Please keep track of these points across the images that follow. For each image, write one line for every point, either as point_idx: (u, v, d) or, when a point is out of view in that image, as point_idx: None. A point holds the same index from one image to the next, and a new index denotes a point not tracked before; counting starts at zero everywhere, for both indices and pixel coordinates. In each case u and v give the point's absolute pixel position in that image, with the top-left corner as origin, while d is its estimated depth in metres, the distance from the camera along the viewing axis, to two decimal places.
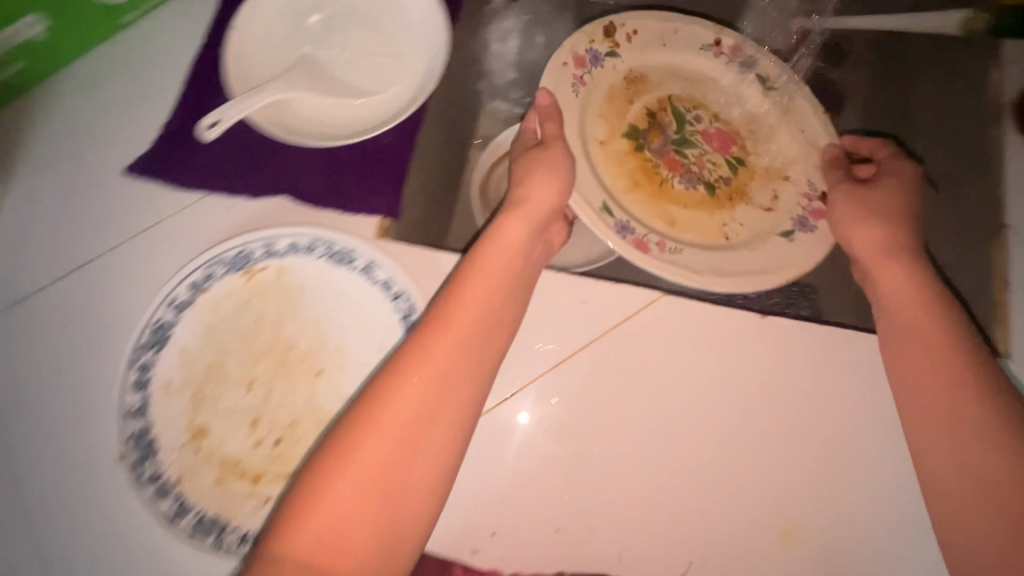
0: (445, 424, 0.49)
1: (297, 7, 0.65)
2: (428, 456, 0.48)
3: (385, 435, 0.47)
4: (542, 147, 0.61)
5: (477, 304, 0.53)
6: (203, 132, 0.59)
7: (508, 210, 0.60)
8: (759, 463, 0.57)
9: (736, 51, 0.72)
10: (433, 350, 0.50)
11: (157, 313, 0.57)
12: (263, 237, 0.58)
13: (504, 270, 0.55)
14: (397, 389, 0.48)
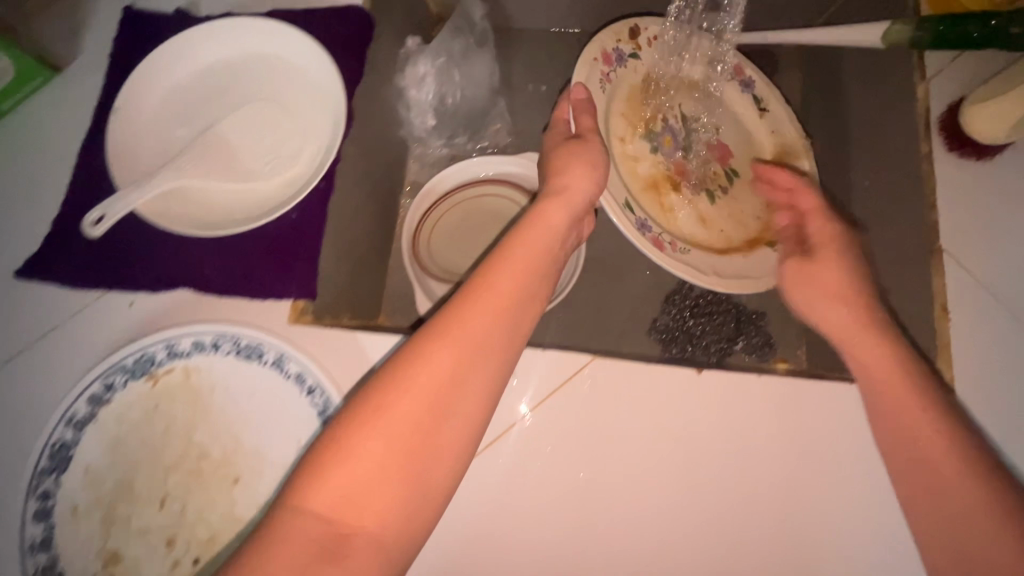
0: (477, 398, 0.46)
1: (187, 83, 0.61)
2: (450, 433, 0.45)
3: (415, 400, 0.44)
4: (579, 140, 0.60)
5: (517, 278, 0.50)
6: (89, 229, 0.53)
7: (544, 196, 0.58)
8: (707, 526, 0.54)
9: (740, 71, 0.72)
10: (474, 315, 0.47)
11: (55, 434, 0.52)
12: (163, 338, 0.55)
13: (539, 253, 0.54)
14: (435, 351, 0.45)
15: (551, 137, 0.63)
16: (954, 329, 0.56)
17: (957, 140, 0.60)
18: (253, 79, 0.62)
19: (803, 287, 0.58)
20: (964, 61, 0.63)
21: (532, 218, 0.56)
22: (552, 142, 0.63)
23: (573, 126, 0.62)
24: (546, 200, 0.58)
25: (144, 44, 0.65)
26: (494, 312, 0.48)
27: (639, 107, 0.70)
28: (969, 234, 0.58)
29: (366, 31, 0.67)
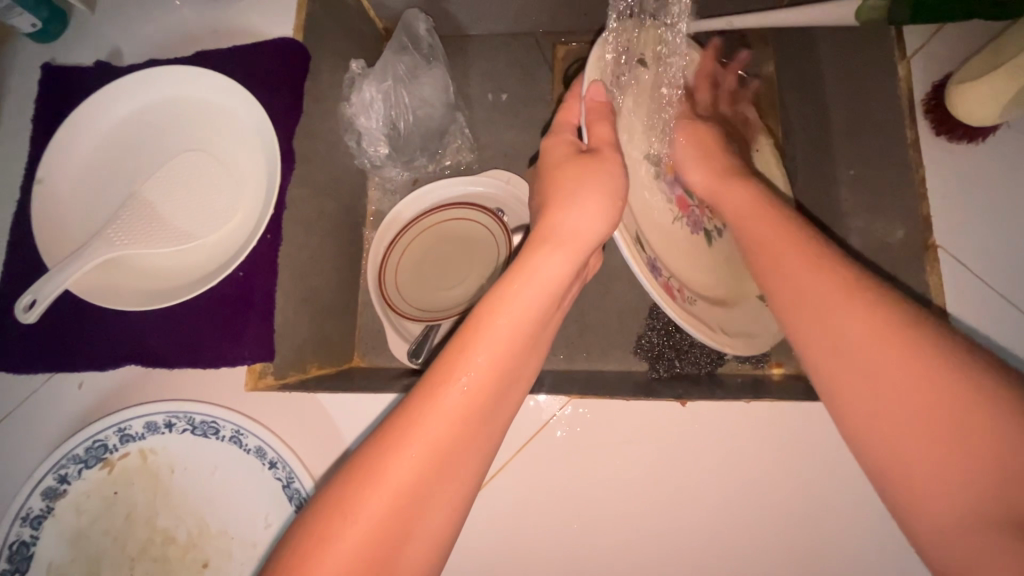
0: (442, 517, 0.38)
1: (116, 144, 0.57)
2: (417, 547, 0.37)
3: (365, 532, 0.35)
4: (591, 157, 0.46)
5: (494, 361, 0.40)
6: (23, 314, 0.48)
7: (535, 240, 0.46)
8: (700, 562, 0.52)
9: (738, 101, 0.64)
10: (439, 415, 0.38)
11: (13, 534, 0.50)
12: (114, 422, 0.52)
13: (530, 318, 0.42)
14: (389, 466, 0.36)
15: (554, 147, 0.50)
16: (957, 332, 0.51)
17: (944, 125, 0.55)
18: (186, 132, 0.58)
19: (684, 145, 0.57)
20: (948, 33, 0.57)
21: (520, 268, 0.43)
22: (556, 158, 0.49)
23: (583, 136, 0.48)
24: (540, 241, 0.45)
25: (67, 105, 0.61)
26: (463, 411, 0.39)
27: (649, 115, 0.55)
28: (966, 227, 0.54)
29: (301, 62, 0.62)
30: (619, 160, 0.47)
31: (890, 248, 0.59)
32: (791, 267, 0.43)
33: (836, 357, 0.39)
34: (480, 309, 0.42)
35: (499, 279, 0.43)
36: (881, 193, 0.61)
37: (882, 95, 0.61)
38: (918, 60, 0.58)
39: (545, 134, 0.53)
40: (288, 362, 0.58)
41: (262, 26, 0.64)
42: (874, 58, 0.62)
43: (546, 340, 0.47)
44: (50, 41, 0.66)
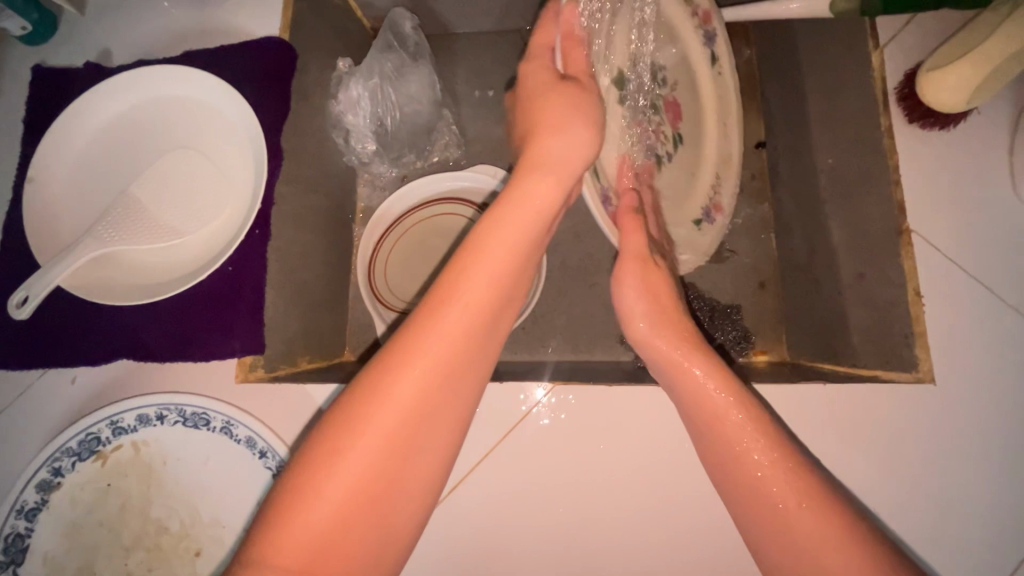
0: (446, 433, 0.40)
1: (107, 142, 0.58)
2: (425, 456, 0.39)
3: (377, 442, 0.36)
4: (568, 86, 0.47)
5: (493, 282, 0.42)
6: (15, 310, 0.49)
7: (523, 168, 0.46)
8: (683, 542, 0.53)
9: (709, 20, 0.64)
10: (439, 335, 0.39)
11: (8, 526, 0.51)
12: (106, 415, 0.53)
13: (523, 244, 0.44)
14: (397, 379, 0.38)
15: (531, 74, 0.50)
16: (930, 313, 0.53)
17: (918, 112, 0.56)
18: (174, 130, 0.59)
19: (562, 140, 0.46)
20: (919, 25, 0.59)
21: (514, 195, 0.44)
22: (534, 86, 0.49)
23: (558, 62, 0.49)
24: (531, 166, 0.46)
25: (58, 105, 0.62)
26: (463, 329, 0.40)
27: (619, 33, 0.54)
28: (941, 211, 0.55)
29: (289, 61, 0.63)
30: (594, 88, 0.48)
31: (869, 237, 0.58)
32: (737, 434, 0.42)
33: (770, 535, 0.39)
34: (475, 236, 0.43)
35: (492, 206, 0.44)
36: (856, 181, 0.60)
37: (863, 81, 0.60)
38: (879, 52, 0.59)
39: (522, 57, 0.52)
40: (283, 362, 0.60)
41: (249, 26, 0.65)
42: (848, 52, 0.62)
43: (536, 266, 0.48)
44: (40, 43, 0.67)
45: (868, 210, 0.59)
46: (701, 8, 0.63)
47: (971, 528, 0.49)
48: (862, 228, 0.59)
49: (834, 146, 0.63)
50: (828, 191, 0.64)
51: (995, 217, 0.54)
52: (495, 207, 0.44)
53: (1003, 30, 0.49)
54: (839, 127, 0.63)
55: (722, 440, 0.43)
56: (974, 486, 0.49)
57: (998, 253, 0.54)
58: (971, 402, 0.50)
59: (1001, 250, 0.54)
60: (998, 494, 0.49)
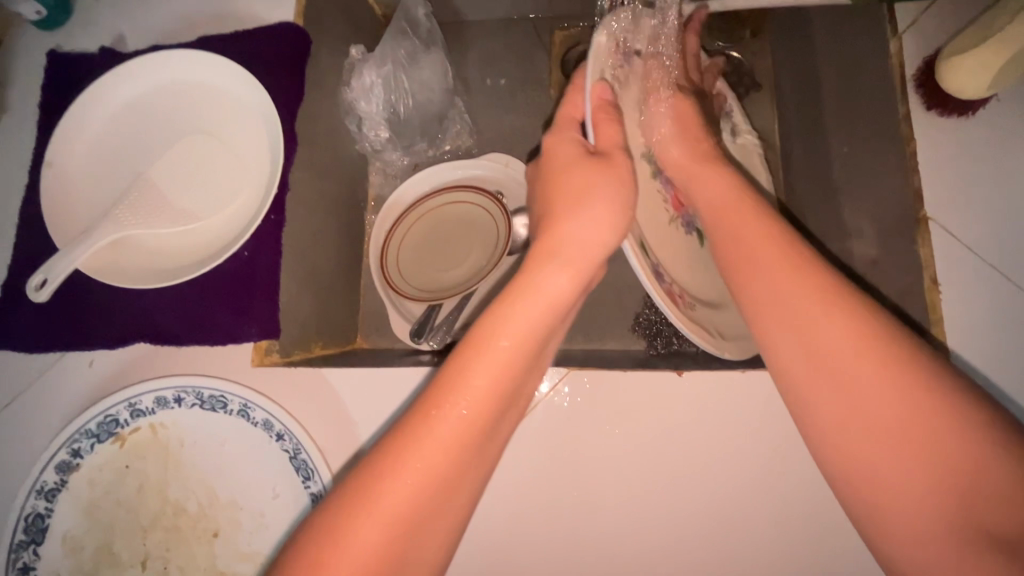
0: (436, 541, 0.39)
1: (123, 127, 0.58)
2: (421, 557, 0.38)
3: (360, 559, 0.36)
4: (600, 162, 0.47)
5: (494, 386, 0.40)
6: (35, 293, 0.50)
7: (533, 256, 0.45)
8: (699, 523, 0.53)
9: (723, 96, 0.69)
10: (438, 440, 0.38)
11: (28, 506, 0.51)
12: (124, 397, 0.53)
13: (532, 342, 0.42)
14: (387, 490, 0.37)
15: (558, 145, 0.51)
16: (947, 300, 0.52)
17: (935, 98, 0.56)
18: (189, 116, 0.59)
19: (576, 225, 0.46)
20: (938, 11, 0.59)
21: (520, 287, 0.43)
22: (560, 159, 0.50)
23: (589, 137, 0.49)
24: (546, 255, 0.45)
25: (73, 90, 0.62)
26: (463, 433, 0.39)
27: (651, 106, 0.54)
28: (958, 200, 0.55)
29: (303, 45, 0.63)
30: (626, 165, 0.47)
31: (887, 226, 0.59)
32: (838, 352, 0.37)
33: (846, 422, 0.36)
34: (481, 332, 0.41)
35: (500, 299, 0.43)
36: (873, 170, 0.61)
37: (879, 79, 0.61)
38: (897, 40, 0.59)
39: (549, 129, 0.53)
40: (297, 346, 0.61)
41: (263, 11, 0.65)
42: (852, 57, 0.64)
43: (548, 351, 0.47)
44: (55, 29, 0.67)
45: (890, 210, 0.59)
46: (716, 86, 0.68)
47: None
48: (879, 217, 0.60)
49: (856, 135, 0.63)
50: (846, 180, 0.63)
51: (1014, 201, 0.54)
52: (503, 298, 0.43)
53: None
54: (855, 123, 0.63)
55: (764, 266, 0.42)
56: None
57: (1016, 241, 0.53)
58: (988, 384, 0.50)
59: (1018, 239, 0.53)
60: None
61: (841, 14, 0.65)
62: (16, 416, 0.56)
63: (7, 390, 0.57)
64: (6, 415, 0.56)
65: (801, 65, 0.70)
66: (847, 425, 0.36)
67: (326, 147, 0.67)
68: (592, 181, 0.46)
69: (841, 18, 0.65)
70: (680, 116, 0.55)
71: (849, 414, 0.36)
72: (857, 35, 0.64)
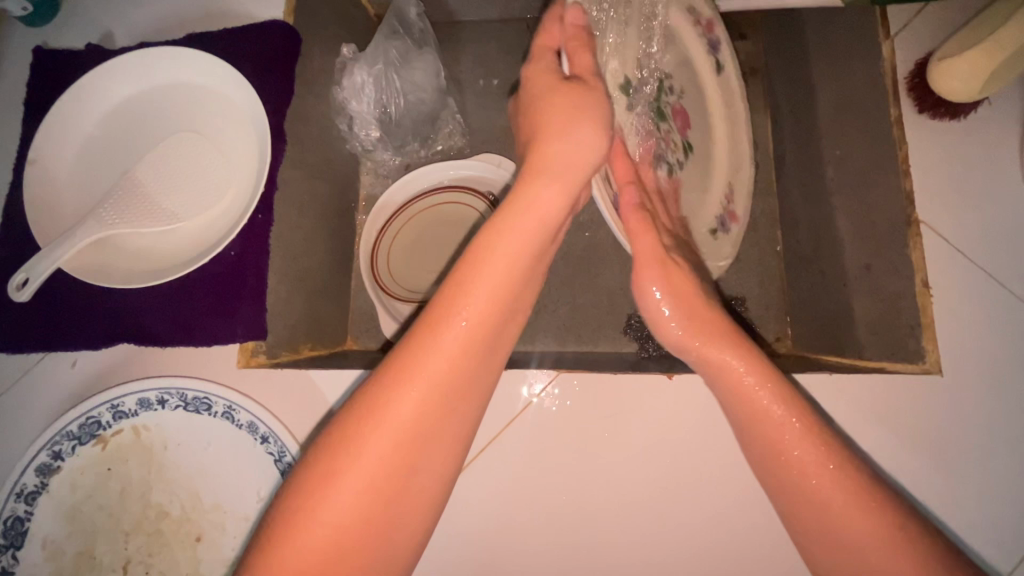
0: (445, 451, 0.40)
1: (109, 124, 0.58)
2: (426, 471, 0.39)
3: (367, 465, 0.37)
4: (576, 87, 0.46)
5: (492, 301, 0.41)
6: (16, 293, 0.49)
7: (523, 174, 0.45)
8: (688, 528, 0.53)
9: (711, 27, 0.64)
10: (440, 353, 0.39)
11: (7, 510, 0.50)
12: (106, 399, 0.52)
13: (526, 257, 0.43)
14: (391, 403, 0.38)
15: (537, 71, 0.48)
16: (939, 305, 0.52)
17: (928, 100, 0.55)
18: (176, 113, 0.58)
19: (563, 147, 0.44)
20: (931, 14, 0.59)
21: (512, 202, 0.43)
22: (538, 89, 0.47)
23: (564, 66, 0.47)
24: (533, 172, 0.44)
25: (58, 87, 0.61)
26: (463, 347, 0.40)
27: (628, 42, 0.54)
28: (949, 204, 0.54)
29: (293, 44, 0.62)
30: (602, 89, 0.46)
31: (878, 229, 0.58)
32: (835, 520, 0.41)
33: None
34: (477, 245, 0.42)
35: (496, 214, 0.43)
36: (865, 172, 0.60)
37: (869, 78, 0.60)
38: (893, 28, 0.59)
39: (525, 61, 0.50)
40: (284, 347, 0.60)
41: (253, 9, 0.64)
42: (853, 46, 0.62)
43: (541, 273, 0.48)
44: (41, 24, 0.66)
45: (877, 216, 0.58)
46: (703, 17, 0.63)
47: (982, 526, 0.48)
48: (869, 221, 0.59)
49: (844, 131, 0.63)
50: (837, 187, 0.64)
51: (1005, 206, 0.54)
52: (499, 213, 0.43)
53: (1015, 19, 0.48)
54: (844, 122, 0.63)
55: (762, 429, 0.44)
56: (981, 475, 0.49)
57: (1007, 246, 0.53)
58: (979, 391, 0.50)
59: (1008, 244, 0.53)
60: (1008, 480, 0.49)
61: (835, 14, 0.63)
62: None
63: None
64: None
65: (797, 62, 0.71)
66: (823, 535, 0.42)
67: (316, 147, 0.67)
68: (571, 105, 0.45)
69: (835, 14, 0.63)
70: (677, 293, 0.50)
71: (822, 525, 0.42)
72: (845, 30, 0.63)
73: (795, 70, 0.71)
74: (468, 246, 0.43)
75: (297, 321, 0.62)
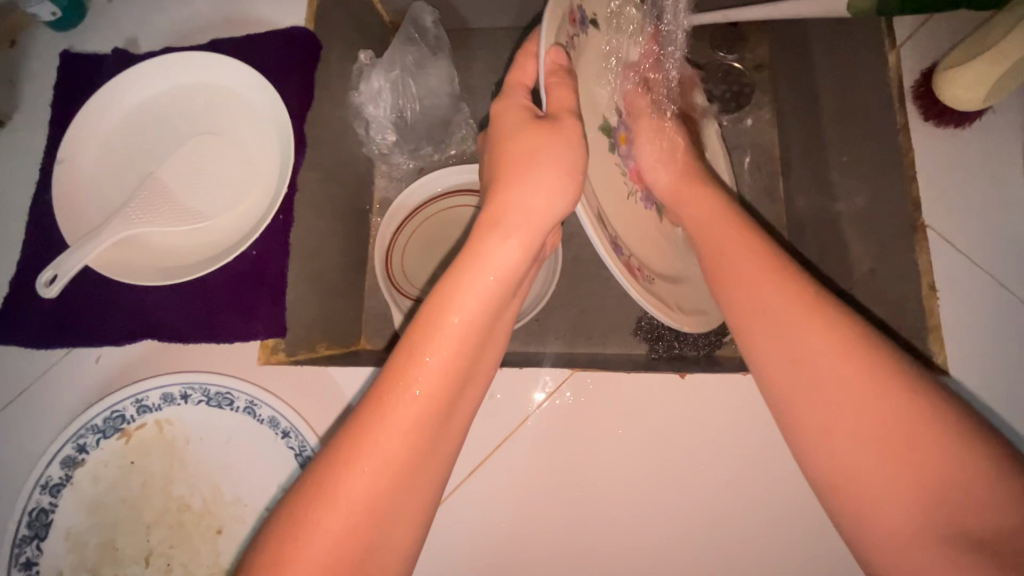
0: (406, 531, 0.38)
1: (135, 126, 0.59)
2: (392, 545, 0.37)
3: (323, 550, 0.35)
4: (546, 126, 0.43)
5: (447, 363, 0.39)
6: (45, 289, 0.50)
7: (479, 227, 0.43)
8: (700, 524, 0.53)
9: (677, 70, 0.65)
10: (393, 427, 0.37)
11: (32, 501, 0.51)
12: (131, 393, 0.53)
13: (482, 315, 0.40)
14: (344, 483, 0.36)
15: (507, 110, 0.46)
16: (944, 307, 0.53)
17: (934, 109, 0.57)
18: (199, 116, 0.60)
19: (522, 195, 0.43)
20: (935, 26, 0.60)
21: (466, 259, 0.41)
22: (505, 125, 0.46)
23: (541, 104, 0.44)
24: (490, 224, 0.43)
25: (84, 90, 0.63)
26: (418, 415, 0.38)
27: (604, 86, 0.52)
28: (954, 209, 0.56)
29: (314, 51, 0.64)
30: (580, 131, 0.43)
31: (885, 233, 0.59)
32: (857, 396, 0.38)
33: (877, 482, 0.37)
34: (429, 311, 0.40)
35: (448, 271, 0.41)
36: (873, 174, 0.61)
37: (877, 82, 0.61)
38: (901, 34, 0.61)
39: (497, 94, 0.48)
40: (303, 346, 0.61)
41: (275, 17, 0.66)
42: (853, 61, 0.64)
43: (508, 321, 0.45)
44: (69, 30, 0.68)
45: (886, 220, 0.59)
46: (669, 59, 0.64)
47: None
48: (875, 225, 0.61)
49: (850, 138, 0.64)
50: (847, 190, 0.65)
51: (1010, 211, 0.55)
52: (449, 272, 0.41)
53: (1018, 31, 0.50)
54: (850, 132, 0.64)
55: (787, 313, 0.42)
56: None
57: (1011, 248, 0.54)
58: (986, 391, 0.51)
59: (1013, 248, 0.54)
60: None
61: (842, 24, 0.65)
62: (22, 410, 0.56)
63: (13, 385, 0.57)
64: (11, 410, 0.56)
65: (800, 67, 0.73)
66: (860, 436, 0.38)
67: (335, 151, 0.68)
68: (541, 148, 0.43)
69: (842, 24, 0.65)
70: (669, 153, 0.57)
71: (849, 429, 0.38)
72: (834, 33, 0.66)
73: (799, 73, 0.73)
74: (419, 308, 0.41)
75: (314, 320, 0.63)
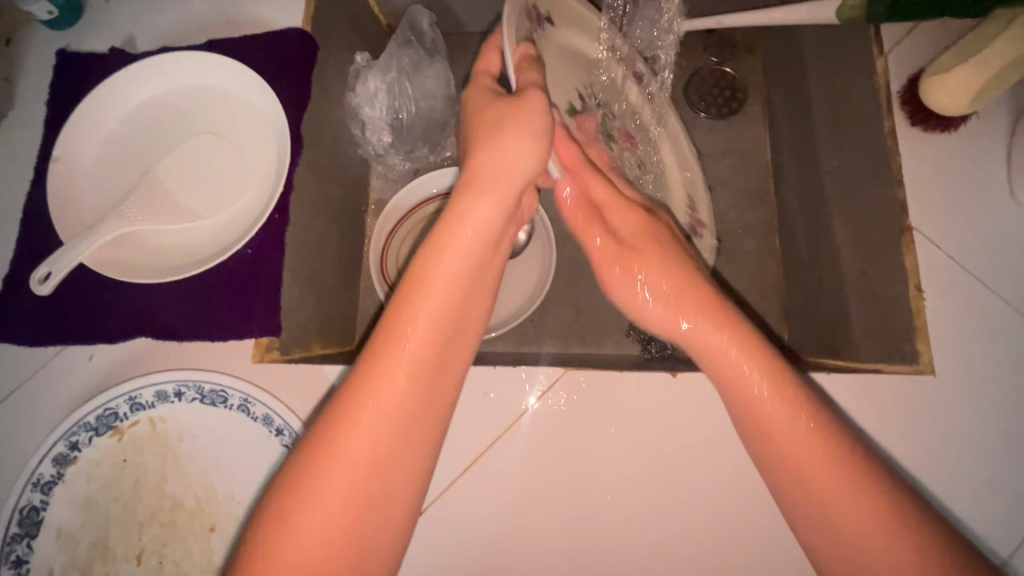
0: (407, 481, 0.40)
1: (131, 125, 0.59)
2: (394, 492, 0.39)
3: (330, 499, 0.37)
4: (511, 103, 0.46)
5: (438, 320, 0.42)
6: (39, 285, 0.50)
7: (457, 191, 0.46)
8: (691, 523, 0.54)
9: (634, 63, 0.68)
10: (390, 381, 0.39)
11: (23, 499, 0.51)
12: (124, 391, 0.54)
13: (467, 272, 0.43)
14: (346, 436, 0.38)
15: (474, 92, 0.49)
16: (930, 308, 0.54)
17: (921, 113, 0.58)
18: (195, 115, 0.60)
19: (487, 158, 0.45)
20: (922, 33, 0.61)
21: (446, 222, 0.44)
22: (477, 107, 0.48)
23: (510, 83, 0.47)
24: (464, 188, 0.45)
25: (80, 89, 0.63)
26: (413, 369, 0.40)
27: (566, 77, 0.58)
28: (940, 212, 0.57)
29: (311, 52, 0.64)
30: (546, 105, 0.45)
31: (873, 240, 0.61)
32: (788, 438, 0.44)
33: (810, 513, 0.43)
34: (416, 271, 0.43)
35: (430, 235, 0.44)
36: (862, 180, 0.63)
37: (864, 93, 0.63)
38: (887, 41, 0.62)
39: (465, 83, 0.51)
40: (297, 345, 0.61)
41: (272, 17, 0.67)
42: (840, 66, 0.66)
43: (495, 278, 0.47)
44: (65, 28, 0.68)
45: (874, 228, 0.61)
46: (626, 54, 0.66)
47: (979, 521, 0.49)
48: (866, 231, 0.62)
49: (840, 145, 0.66)
50: (836, 198, 0.66)
51: (994, 215, 0.56)
52: (432, 235, 0.44)
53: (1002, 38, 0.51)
54: (840, 137, 0.66)
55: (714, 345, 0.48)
56: (975, 472, 0.50)
57: (994, 252, 0.56)
58: (972, 392, 0.52)
59: (995, 251, 0.55)
60: (1003, 479, 0.50)
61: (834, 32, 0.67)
62: (14, 408, 0.56)
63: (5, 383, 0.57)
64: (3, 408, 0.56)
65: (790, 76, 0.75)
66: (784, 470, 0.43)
67: (331, 151, 0.69)
68: (510, 121, 0.45)
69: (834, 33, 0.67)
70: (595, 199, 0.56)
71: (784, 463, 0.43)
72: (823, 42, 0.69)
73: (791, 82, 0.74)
74: (407, 269, 0.43)
75: (309, 319, 0.64)
